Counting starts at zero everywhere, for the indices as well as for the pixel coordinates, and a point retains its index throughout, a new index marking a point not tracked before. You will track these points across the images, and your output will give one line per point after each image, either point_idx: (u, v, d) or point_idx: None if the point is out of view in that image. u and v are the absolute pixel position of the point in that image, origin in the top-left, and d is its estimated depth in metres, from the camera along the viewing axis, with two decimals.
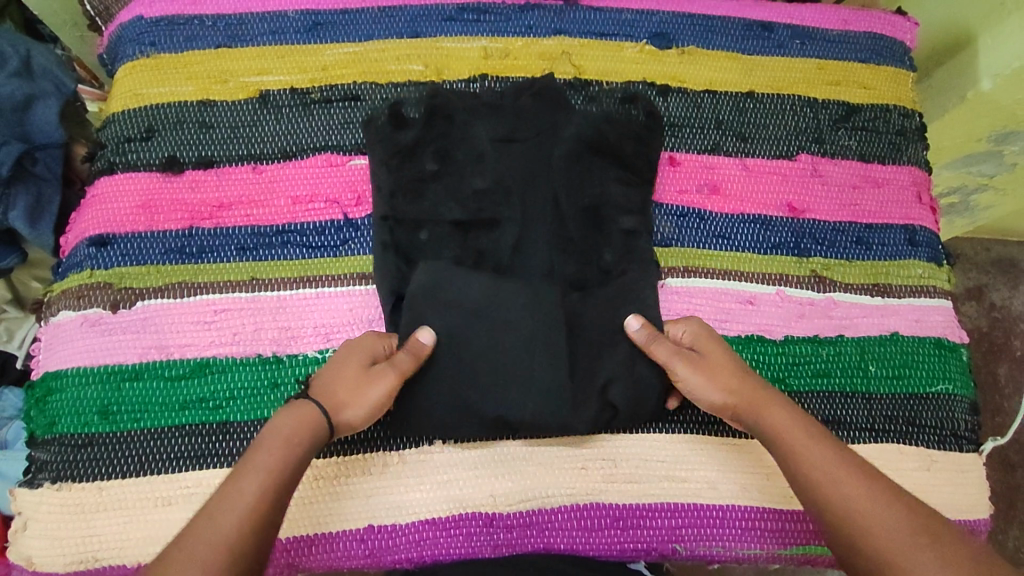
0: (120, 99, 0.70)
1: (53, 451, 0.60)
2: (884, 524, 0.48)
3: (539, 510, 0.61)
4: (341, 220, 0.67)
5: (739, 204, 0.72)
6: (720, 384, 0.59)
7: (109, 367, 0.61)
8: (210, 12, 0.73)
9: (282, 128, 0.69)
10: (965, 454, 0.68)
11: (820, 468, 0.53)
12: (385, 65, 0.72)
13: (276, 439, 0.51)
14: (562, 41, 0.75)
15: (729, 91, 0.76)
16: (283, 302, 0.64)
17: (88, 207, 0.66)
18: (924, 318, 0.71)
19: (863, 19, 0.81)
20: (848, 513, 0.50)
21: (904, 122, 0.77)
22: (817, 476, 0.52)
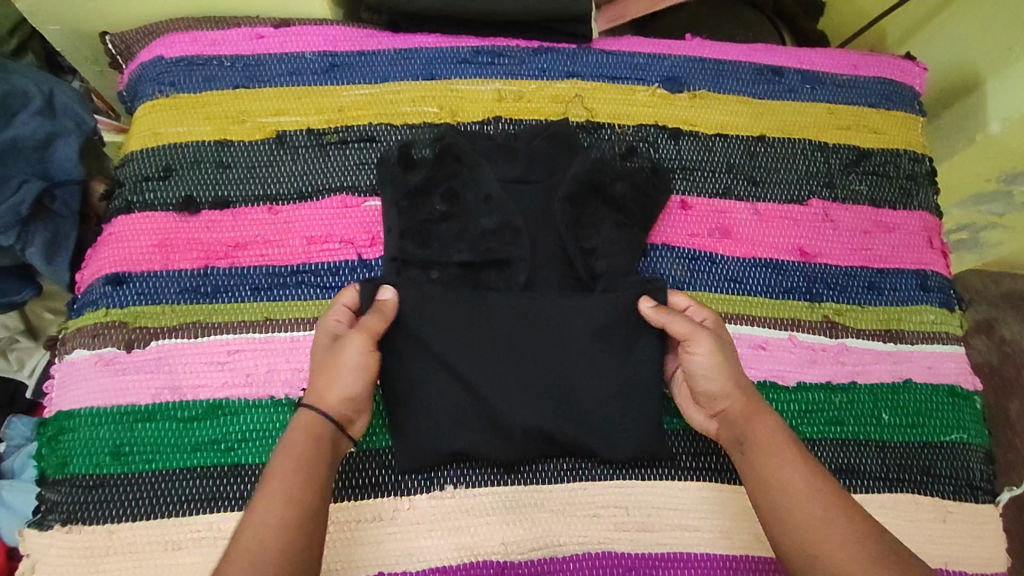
0: (138, 138, 0.71)
1: (65, 492, 0.59)
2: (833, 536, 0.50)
3: (551, 558, 0.61)
4: (355, 261, 0.67)
5: (751, 248, 0.72)
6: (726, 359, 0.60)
7: (122, 408, 0.61)
8: (229, 53, 0.74)
9: (298, 168, 0.70)
10: (980, 505, 0.67)
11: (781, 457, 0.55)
12: (401, 107, 0.73)
13: (291, 454, 0.52)
14: (574, 84, 0.76)
15: (740, 135, 0.76)
16: (296, 344, 0.64)
17: (105, 246, 0.67)
18: (937, 365, 0.71)
19: (872, 64, 0.81)
20: (823, 555, 0.50)
21: (913, 166, 0.78)
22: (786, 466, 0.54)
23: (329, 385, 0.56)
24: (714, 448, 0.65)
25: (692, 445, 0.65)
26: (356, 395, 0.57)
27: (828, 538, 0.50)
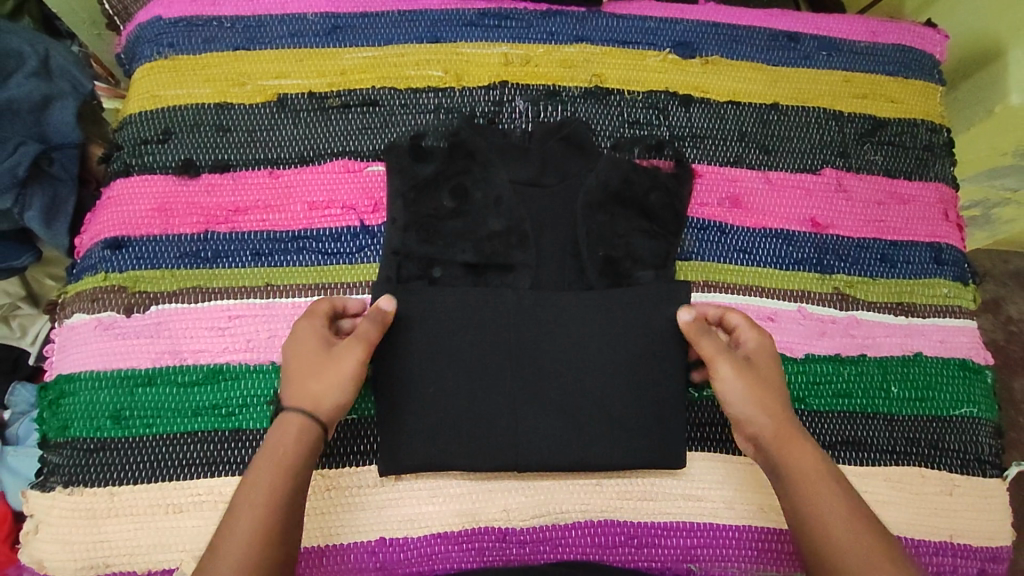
0: (137, 101, 0.70)
1: (66, 455, 0.59)
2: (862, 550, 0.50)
3: (553, 526, 0.61)
4: (357, 227, 0.66)
5: (762, 218, 0.70)
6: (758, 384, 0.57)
7: (122, 371, 0.61)
8: (229, 14, 0.72)
9: (299, 132, 0.69)
10: (989, 479, 0.66)
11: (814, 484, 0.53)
12: (405, 70, 0.71)
13: (271, 455, 0.51)
14: (583, 48, 0.74)
15: (753, 102, 0.74)
16: (298, 310, 0.63)
17: (104, 209, 0.66)
18: (948, 338, 0.70)
19: (891, 31, 0.79)
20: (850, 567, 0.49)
21: (931, 136, 0.76)
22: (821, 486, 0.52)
23: (318, 384, 0.54)
24: (719, 420, 0.64)
25: (697, 416, 0.64)
26: (346, 403, 0.55)
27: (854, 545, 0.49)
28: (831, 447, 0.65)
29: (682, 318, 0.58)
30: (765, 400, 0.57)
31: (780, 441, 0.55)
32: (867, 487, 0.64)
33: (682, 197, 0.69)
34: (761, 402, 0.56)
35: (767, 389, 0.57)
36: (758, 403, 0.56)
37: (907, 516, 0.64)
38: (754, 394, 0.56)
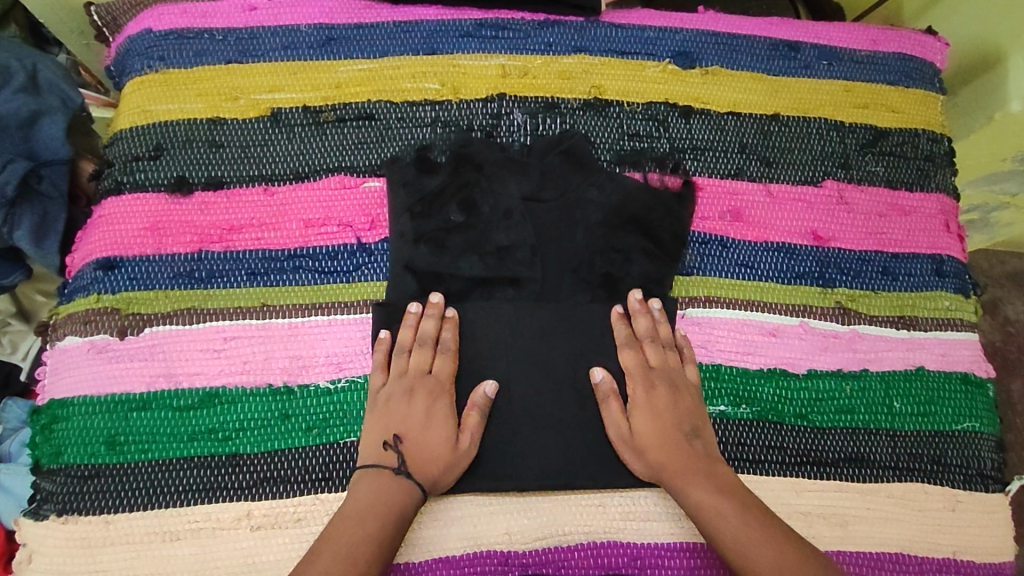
0: (128, 116, 0.68)
1: (59, 482, 0.58)
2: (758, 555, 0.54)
3: (556, 548, 0.60)
4: (354, 245, 0.65)
5: (763, 231, 0.70)
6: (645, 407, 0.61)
7: (117, 396, 0.60)
8: (220, 26, 0.70)
9: (294, 147, 0.67)
10: (991, 494, 0.66)
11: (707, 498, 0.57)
12: (400, 83, 0.70)
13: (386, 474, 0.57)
14: (582, 59, 0.73)
15: (754, 113, 0.73)
16: (294, 331, 0.62)
17: (95, 228, 0.65)
18: (950, 352, 0.69)
19: (891, 39, 0.78)
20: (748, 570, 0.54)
21: (932, 146, 0.75)
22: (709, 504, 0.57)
23: (431, 444, 0.58)
24: (721, 438, 0.64)
25: None
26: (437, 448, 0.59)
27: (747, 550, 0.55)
28: (834, 464, 0.64)
29: (595, 379, 0.62)
30: (661, 419, 0.60)
31: (672, 463, 0.59)
32: (869, 504, 0.64)
33: (683, 213, 0.68)
34: (657, 424, 0.60)
35: (666, 403, 0.61)
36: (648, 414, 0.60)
37: (909, 532, 0.63)
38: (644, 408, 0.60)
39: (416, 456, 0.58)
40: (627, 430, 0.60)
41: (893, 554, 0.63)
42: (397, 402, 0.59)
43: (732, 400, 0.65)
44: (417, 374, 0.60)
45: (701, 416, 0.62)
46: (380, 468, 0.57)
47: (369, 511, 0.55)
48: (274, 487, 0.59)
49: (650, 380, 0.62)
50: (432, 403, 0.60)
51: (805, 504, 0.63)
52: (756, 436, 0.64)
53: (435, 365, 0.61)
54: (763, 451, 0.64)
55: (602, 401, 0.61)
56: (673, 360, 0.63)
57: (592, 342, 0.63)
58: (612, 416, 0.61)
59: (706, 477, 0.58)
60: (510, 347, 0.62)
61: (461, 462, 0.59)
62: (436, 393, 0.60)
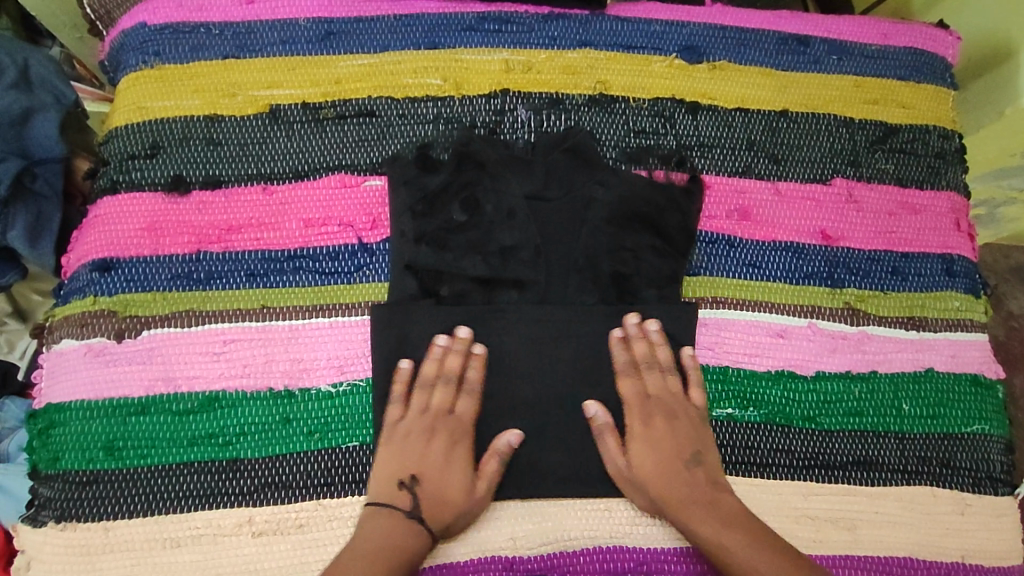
0: (123, 113, 0.67)
1: (57, 488, 0.57)
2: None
3: (561, 553, 0.59)
4: (355, 245, 0.64)
5: (771, 231, 0.69)
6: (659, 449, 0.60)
7: (114, 400, 0.59)
8: (217, 20, 0.69)
9: (293, 145, 0.66)
10: (999, 497, 0.66)
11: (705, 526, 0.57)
12: (402, 78, 0.68)
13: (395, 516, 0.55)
14: (587, 54, 0.71)
15: (762, 109, 0.72)
16: (295, 333, 0.61)
17: (91, 229, 0.63)
18: (960, 353, 0.68)
19: (903, 32, 0.76)
20: None
21: (943, 143, 0.74)
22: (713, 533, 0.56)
23: (450, 489, 0.57)
24: (728, 440, 0.63)
25: None
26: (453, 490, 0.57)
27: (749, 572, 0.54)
28: (841, 467, 0.64)
29: (588, 413, 0.60)
30: (661, 449, 0.60)
31: (675, 494, 0.58)
32: (877, 507, 0.63)
33: (691, 212, 0.67)
34: (656, 455, 0.59)
35: (665, 432, 0.60)
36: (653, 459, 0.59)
37: (917, 535, 0.63)
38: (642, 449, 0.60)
39: (433, 499, 0.57)
40: (626, 463, 0.59)
41: (901, 557, 0.62)
42: (415, 439, 0.58)
43: (740, 403, 0.64)
44: (437, 414, 0.59)
45: (703, 441, 0.61)
46: (392, 507, 0.56)
47: (378, 550, 0.53)
48: (275, 492, 0.58)
49: (647, 411, 0.61)
50: (453, 446, 0.59)
51: (813, 508, 0.62)
52: (763, 439, 0.63)
53: (458, 406, 0.60)
54: (770, 454, 0.63)
55: (596, 436, 0.60)
56: (674, 386, 0.62)
57: (598, 344, 0.62)
58: (607, 452, 0.60)
59: (711, 506, 0.57)
60: (514, 349, 0.61)
61: (476, 510, 0.58)
62: (457, 436, 0.59)
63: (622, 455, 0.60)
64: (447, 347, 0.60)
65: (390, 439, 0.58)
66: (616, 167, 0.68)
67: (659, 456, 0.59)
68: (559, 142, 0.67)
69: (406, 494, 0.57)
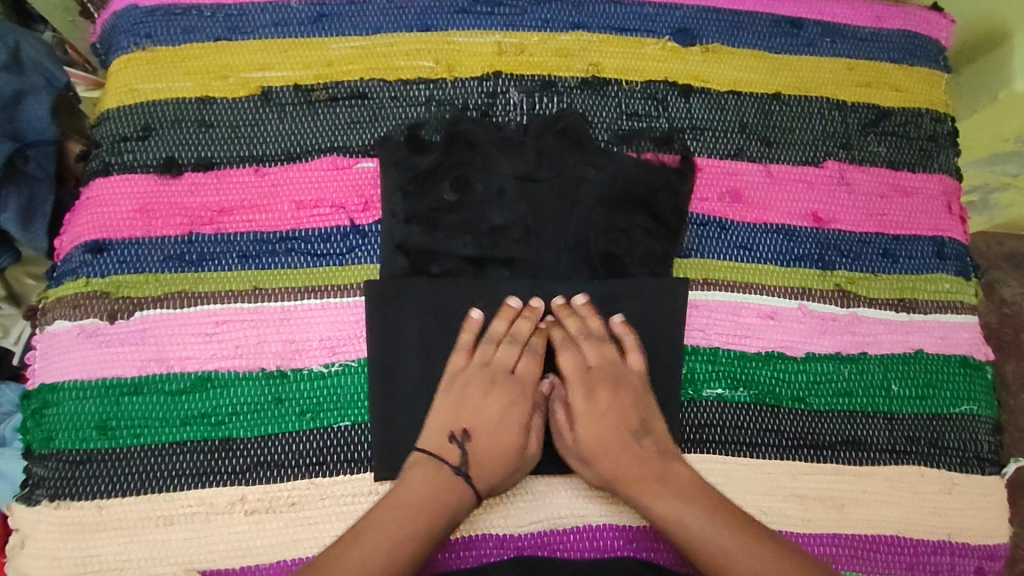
0: (114, 95, 0.67)
1: (52, 467, 0.58)
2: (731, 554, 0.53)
3: (552, 531, 0.60)
4: (347, 227, 0.64)
5: (763, 213, 0.69)
6: (594, 421, 0.60)
7: (107, 381, 0.59)
8: (208, 1, 0.68)
9: (285, 127, 0.66)
10: (987, 477, 0.66)
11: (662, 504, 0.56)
12: (394, 61, 0.68)
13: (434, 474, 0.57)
14: (580, 36, 0.71)
15: (754, 92, 0.72)
16: (287, 314, 0.61)
17: (83, 211, 0.63)
18: (950, 335, 0.69)
19: (897, 15, 0.76)
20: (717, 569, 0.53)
21: (935, 126, 0.74)
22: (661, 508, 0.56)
23: (502, 444, 0.59)
24: (718, 421, 0.63)
25: (696, 417, 0.63)
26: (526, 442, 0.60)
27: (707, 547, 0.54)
28: (831, 447, 0.64)
29: (540, 387, 0.63)
30: (605, 423, 0.60)
31: (622, 467, 0.58)
32: (865, 487, 0.64)
33: (682, 194, 0.67)
34: (599, 428, 0.60)
35: (606, 404, 0.60)
36: (596, 432, 0.60)
37: (905, 514, 0.64)
38: (586, 422, 0.60)
39: (482, 454, 0.58)
40: (572, 438, 0.60)
41: (888, 536, 0.63)
42: (473, 394, 0.60)
43: (730, 383, 0.64)
44: (498, 369, 0.61)
45: (645, 407, 0.61)
46: (441, 459, 0.58)
47: (423, 501, 0.55)
48: (268, 471, 0.58)
49: (588, 384, 0.61)
50: (508, 402, 0.61)
51: (801, 487, 0.63)
52: (753, 419, 0.64)
53: (518, 365, 0.62)
54: (760, 435, 0.64)
55: (544, 410, 0.62)
56: (610, 355, 0.62)
57: (588, 324, 0.62)
58: (558, 426, 0.61)
59: (659, 476, 0.58)
60: (504, 329, 0.61)
61: (526, 467, 0.60)
62: (515, 395, 0.61)
63: (570, 430, 0.60)
64: (519, 311, 0.62)
65: (448, 390, 0.60)
66: (608, 149, 0.68)
67: (600, 427, 0.60)
68: (550, 125, 0.67)
69: (456, 447, 0.58)
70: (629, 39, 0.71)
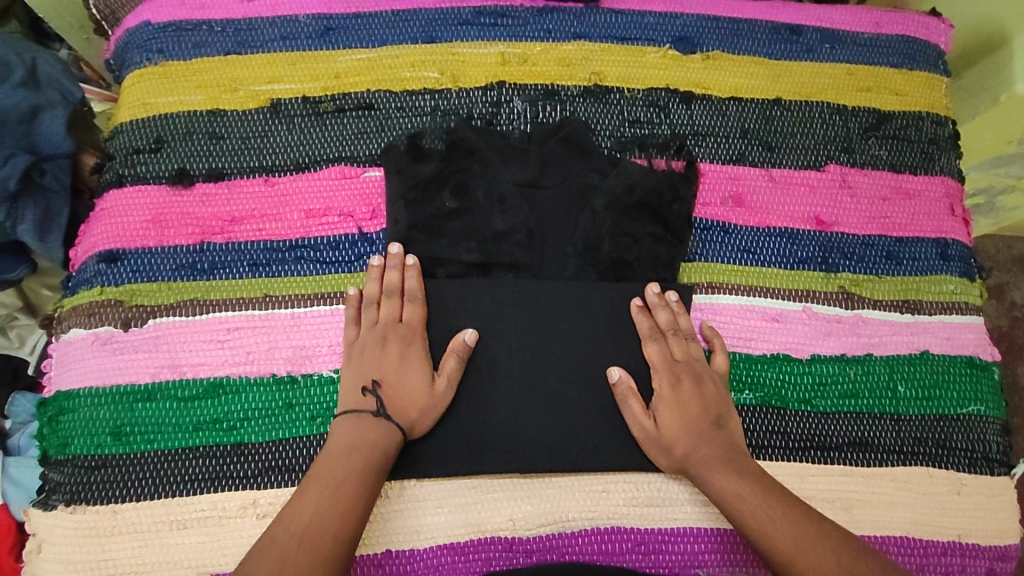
0: (128, 109, 0.68)
1: (67, 473, 0.59)
2: (786, 538, 0.53)
3: (559, 534, 0.60)
4: (355, 234, 0.65)
5: (765, 217, 0.69)
6: (681, 411, 0.60)
7: (122, 387, 0.60)
8: (219, 17, 0.70)
9: (294, 138, 0.67)
10: (996, 478, 0.66)
11: (723, 482, 0.57)
12: (400, 72, 0.70)
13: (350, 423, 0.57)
14: (581, 46, 0.72)
15: (755, 98, 0.73)
16: (296, 320, 0.62)
17: (97, 221, 0.65)
18: (955, 336, 0.69)
19: (895, 21, 0.77)
20: (776, 551, 0.53)
21: (936, 129, 0.74)
22: (726, 486, 0.57)
23: (409, 389, 0.58)
24: None
25: None
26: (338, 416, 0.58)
27: (771, 527, 0.54)
28: (837, 448, 0.64)
29: (612, 379, 0.61)
30: (687, 412, 0.60)
31: (699, 452, 0.59)
32: (872, 488, 0.64)
33: (685, 199, 0.67)
34: (683, 416, 0.60)
35: (692, 395, 0.60)
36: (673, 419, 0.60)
37: (913, 516, 0.63)
38: (663, 409, 0.60)
39: (394, 400, 0.58)
40: (653, 426, 0.60)
41: (897, 537, 0.63)
42: (371, 349, 0.59)
43: (735, 386, 0.65)
44: (387, 324, 0.60)
45: (725, 404, 0.61)
46: (359, 411, 0.57)
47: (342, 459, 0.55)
48: (278, 475, 0.59)
49: (676, 374, 0.61)
50: (406, 348, 0.59)
51: (809, 489, 0.63)
52: (759, 422, 0.64)
53: (404, 314, 0.60)
54: (766, 437, 0.64)
55: (622, 401, 0.61)
56: (695, 351, 0.63)
57: (594, 328, 0.63)
58: (636, 416, 0.60)
59: (731, 462, 0.58)
60: (509, 334, 0.62)
61: (440, 403, 0.59)
62: (409, 339, 0.60)
63: (650, 419, 0.60)
64: (387, 264, 0.62)
65: (349, 357, 0.60)
66: (611, 156, 0.69)
67: (714, 417, 0.60)
68: (553, 132, 0.68)
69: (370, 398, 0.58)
70: (629, 49, 0.73)
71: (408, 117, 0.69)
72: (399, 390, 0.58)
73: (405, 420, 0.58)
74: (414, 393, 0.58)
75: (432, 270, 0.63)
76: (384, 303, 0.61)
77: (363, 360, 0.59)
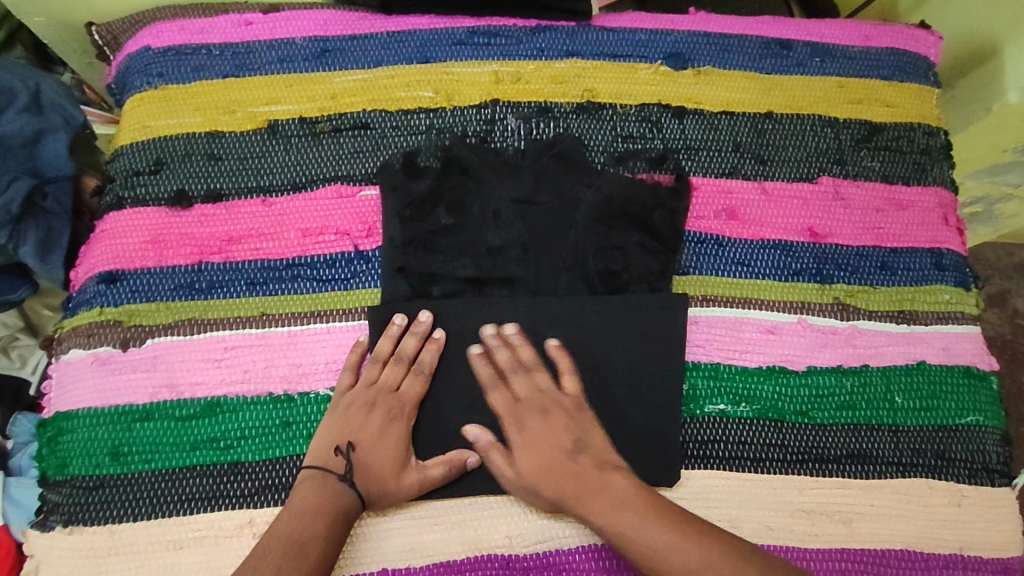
0: (129, 131, 0.70)
1: (65, 494, 0.59)
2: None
3: (557, 551, 0.60)
4: (351, 252, 0.66)
5: (758, 229, 0.70)
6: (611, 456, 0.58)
7: (120, 407, 0.61)
8: (217, 41, 0.72)
9: (291, 158, 0.68)
10: (996, 488, 0.66)
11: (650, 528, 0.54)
12: (395, 92, 0.71)
13: (324, 481, 0.57)
14: (574, 63, 0.73)
15: (747, 112, 0.73)
16: (294, 338, 0.63)
17: (98, 242, 0.66)
18: (952, 346, 0.69)
19: (884, 34, 0.78)
20: None
21: (928, 140, 0.75)
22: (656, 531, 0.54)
23: (381, 464, 0.58)
24: (723, 436, 0.64)
25: (702, 434, 0.63)
26: (316, 442, 0.59)
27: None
28: (835, 460, 0.64)
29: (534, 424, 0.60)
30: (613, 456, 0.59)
31: (631, 495, 0.56)
32: (872, 500, 0.63)
33: (679, 213, 0.68)
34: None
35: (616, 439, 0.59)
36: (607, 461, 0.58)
37: (914, 528, 0.63)
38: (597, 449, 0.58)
39: (363, 470, 0.58)
40: (587, 463, 0.58)
41: (897, 550, 0.62)
42: (357, 410, 0.59)
43: (732, 399, 0.65)
44: (383, 389, 0.60)
45: (648, 452, 0.60)
46: (327, 470, 0.57)
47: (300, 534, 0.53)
48: (276, 493, 0.59)
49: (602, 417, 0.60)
50: (390, 425, 0.59)
51: (807, 502, 0.63)
52: (755, 434, 0.64)
53: (403, 386, 0.61)
54: (763, 449, 0.64)
55: (556, 441, 0.59)
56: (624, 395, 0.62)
57: (590, 342, 0.63)
58: (560, 459, 0.58)
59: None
60: (505, 349, 0.62)
61: (402, 492, 0.58)
62: (396, 416, 0.60)
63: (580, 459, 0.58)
64: (406, 328, 0.62)
65: (336, 407, 0.60)
66: (605, 171, 0.69)
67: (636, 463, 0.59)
68: (547, 149, 0.69)
69: (342, 459, 0.58)
70: (621, 66, 0.74)
71: (404, 136, 0.70)
72: (371, 446, 0.58)
73: (366, 496, 0.57)
74: (384, 464, 0.58)
75: (427, 286, 0.64)
76: (387, 365, 0.61)
77: (350, 412, 0.60)
